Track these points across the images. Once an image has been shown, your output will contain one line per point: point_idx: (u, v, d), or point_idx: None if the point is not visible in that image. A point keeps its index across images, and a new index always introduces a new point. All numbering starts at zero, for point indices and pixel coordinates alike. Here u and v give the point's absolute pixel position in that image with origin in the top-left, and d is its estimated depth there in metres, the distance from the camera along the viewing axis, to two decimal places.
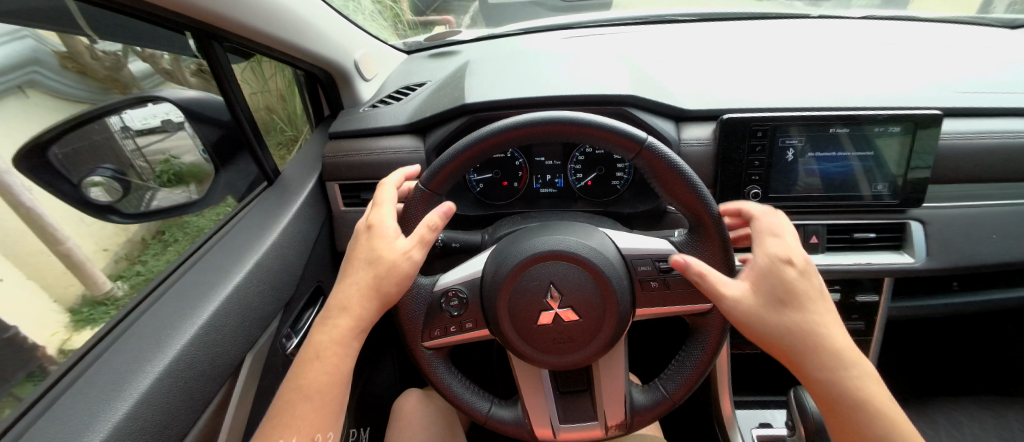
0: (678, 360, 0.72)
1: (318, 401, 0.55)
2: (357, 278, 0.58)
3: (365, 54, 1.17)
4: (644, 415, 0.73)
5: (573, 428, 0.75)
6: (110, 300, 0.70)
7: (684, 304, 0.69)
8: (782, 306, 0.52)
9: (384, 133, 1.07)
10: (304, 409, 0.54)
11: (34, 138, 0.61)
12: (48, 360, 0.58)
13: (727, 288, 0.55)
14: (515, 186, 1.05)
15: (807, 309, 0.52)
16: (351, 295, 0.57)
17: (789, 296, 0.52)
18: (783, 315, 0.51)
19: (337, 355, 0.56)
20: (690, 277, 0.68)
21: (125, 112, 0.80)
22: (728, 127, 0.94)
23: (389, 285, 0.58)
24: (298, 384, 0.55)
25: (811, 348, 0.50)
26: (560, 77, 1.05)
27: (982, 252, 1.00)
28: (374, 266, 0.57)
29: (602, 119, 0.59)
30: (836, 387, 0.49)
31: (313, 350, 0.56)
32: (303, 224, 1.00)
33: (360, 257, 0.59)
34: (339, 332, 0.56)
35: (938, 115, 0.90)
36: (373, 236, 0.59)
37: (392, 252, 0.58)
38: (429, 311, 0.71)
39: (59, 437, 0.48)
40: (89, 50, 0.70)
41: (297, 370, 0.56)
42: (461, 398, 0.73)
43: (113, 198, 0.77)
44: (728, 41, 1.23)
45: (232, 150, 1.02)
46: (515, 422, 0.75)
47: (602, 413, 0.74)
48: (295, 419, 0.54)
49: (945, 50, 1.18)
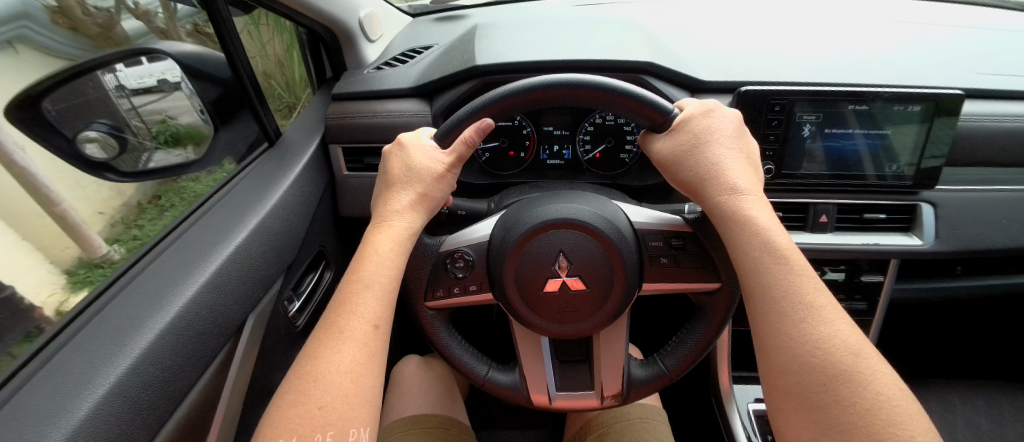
0: (679, 337, 0.72)
1: (365, 322, 0.49)
2: (404, 188, 0.59)
3: (371, 13, 1.13)
4: (641, 388, 0.73)
5: (569, 397, 0.76)
6: (106, 263, 0.68)
7: (691, 282, 0.68)
8: (691, 151, 0.55)
9: (389, 96, 1.04)
10: (352, 330, 0.48)
11: (26, 87, 0.59)
12: (44, 321, 0.56)
13: (657, 145, 0.59)
14: (522, 155, 1.03)
15: (736, 179, 0.52)
16: (401, 204, 0.59)
17: (719, 161, 0.53)
18: (704, 177, 0.53)
19: (383, 275, 0.53)
20: (701, 256, 0.68)
21: (119, 69, 0.77)
22: (745, 100, 0.91)
23: (434, 194, 0.61)
24: (342, 309, 0.49)
25: (732, 207, 0.51)
26: (573, 44, 1.01)
27: (990, 237, 1.00)
28: (415, 173, 0.60)
29: (624, 83, 0.57)
30: (756, 254, 0.48)
31: (356, 275, 0.52)
32: (306, 187, 0.98)
33: (397, 169, 0.61)
34: (383, 253, 0.54)
35: (960, 97, 0.87)
36: (407, 149, 0.62)
37: (433, 161, 0.60)
38: (434, 271, 0.71)
39: (57, 391, 0.47)
40: (80, 5, 0.69)
41: (338, 300, 0.51)
42: (460, 360, 0.73)
43: (109, 155, 0.75)
44: (747, 15, 1.19)
45: (232, 107, 0.98)
46: (512, 386, 0.75)
47: (599, 384, 0.74)
48: (342, 343, 0.46)
49: (967, 31, 1.14)
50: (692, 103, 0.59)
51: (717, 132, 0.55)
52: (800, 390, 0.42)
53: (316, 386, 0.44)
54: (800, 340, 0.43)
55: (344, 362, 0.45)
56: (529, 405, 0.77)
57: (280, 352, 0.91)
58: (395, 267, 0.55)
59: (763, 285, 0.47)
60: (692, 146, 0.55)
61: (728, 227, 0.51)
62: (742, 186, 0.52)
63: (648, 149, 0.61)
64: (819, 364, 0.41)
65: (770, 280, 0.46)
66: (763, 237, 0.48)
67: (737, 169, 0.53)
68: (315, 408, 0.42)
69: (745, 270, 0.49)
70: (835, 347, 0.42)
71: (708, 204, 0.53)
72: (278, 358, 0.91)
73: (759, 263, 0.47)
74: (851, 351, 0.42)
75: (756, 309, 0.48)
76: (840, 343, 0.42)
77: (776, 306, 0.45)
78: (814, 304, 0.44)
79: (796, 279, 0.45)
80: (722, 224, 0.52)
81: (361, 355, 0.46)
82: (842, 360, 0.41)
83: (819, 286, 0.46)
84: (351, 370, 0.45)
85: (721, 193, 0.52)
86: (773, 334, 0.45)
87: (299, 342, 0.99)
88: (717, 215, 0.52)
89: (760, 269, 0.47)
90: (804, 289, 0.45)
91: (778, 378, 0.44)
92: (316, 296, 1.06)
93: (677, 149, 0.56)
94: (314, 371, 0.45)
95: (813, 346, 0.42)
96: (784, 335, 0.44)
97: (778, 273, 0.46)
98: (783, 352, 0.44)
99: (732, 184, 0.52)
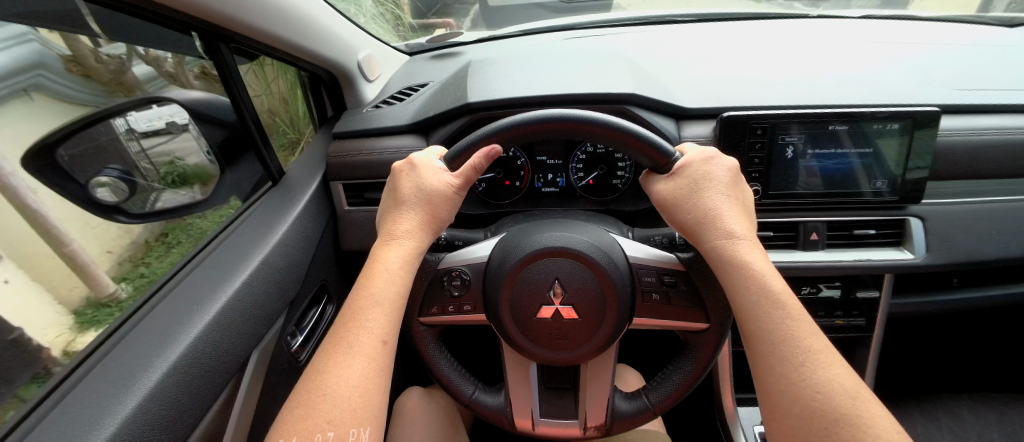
0: (665, 372, 0.73)
1: (374, 337, 0.51)
2: (412, 208, 0.62)
3: (368, 55, 1.18)
4: (625, 421, 0.73)
5: (552, 424, 0.76)
6: (113, 302, 0.71)
7: (680, 319, 0.70)
8: (692, 196, 0.57)
9: (388, 133, 1.08)
10: (361, 345, 0.50)
11: (41, 139, 0.63)
12: (52, 362, 0.58)
13: (658, 186, 0.61)
14: (517, 185, 1.06)
15: (732, 224, 0.54)
16: (408, 224, 0.61)
17: (716, 206, 0.55)
18: (702, 221, 0.55)
19: (392, 290, 0.55)
20: (691, 294, 0.70)
21: (131, 114, 0.81)
22: (729, 125, 0.95)
23: (439, 216, 0.63)
24: (351, 324, 0.52)
25: (727, 251, 0.53)
26: (562, 77, 1.06)
27: (981, 248, 1.02)
28: (424, 194, 0.62)
29: (635, 126, 0.60)
30: (752, 298, 0.50)
31: (365, 291, 0.55)
32: (307, 223, 1.00)
33: (408, 189, 0.63)
34: (392, 269, 0.57)
35: (937, 112, 0.90)
36: (419, 170, 0.64)
37: (441, 182, 0.63)
38: (432, 286, 0.73)
39: (70, 429, 0.49)
40: (93, 54, 0.71)
41: (347, 316, 0.53)
42: (448, 379, 0.74)
43: (119, 198, 0.78)
44: (729, 41, 1.24)
45: (238, 150, 1.02)
46: (497, 409, 0.76)
47: (583, 413, 0.75)
48: (351, 358, 0.49)
49: (941, 48, 1.18)
50: (693, 149, 0.61)
51: (715, 179, 0.57)
52: (802, 434, 0.43)
53: (325, 400, 0.45)
54: (800, 385, 0.44)
55: (353, 376, 0.47)
56: (512, 429, 0.77)
57: (282, 386, 0.92)
58: (403, 284, 0.57)
59: (761, 329, 0.48)
60: (691, 191, 0.57)
61: (726, 272, 0.53)
62: (738, 232, 0.54)
63: (650, 189, 0.63)
64: (821, 407, 0.42)
65: (767, 326, 0.48)
66: (759, 282, 0.50)
67: (733, 215, 0.55)
68: (324, 421, 0.44)
69: (743, 316, 0.51)
70: (833, 391, 0.43)
71: (705, 247, 0.56)
72: (281, 393, 0.92)
73: (756, 307, 0.49)
74: (850, 395, 0.43)
75: (755, 353, 0.49)
76: (839, 387, 0.43)
77: (775, 349, 0.47)
78: (811, 348, 0.46)
79: (793, 324, 0.47)
80: (719, 266, 0.54)
81: (369, 370, 0.49)
82: (842, 403, 0.42)
83: (817, 332, 0.48)
84: (360, 384, 0.47)
85: (716, 237, 0.54)
86: (774, 377, 0.46)
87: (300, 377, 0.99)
88: (714, 259, 0.54)
89: (758, 315, 0.49)
90: (803, 334, 0.46)
91: (781, 421, 0.45)
92: (319, 329, 1.07)
93: (677, 193, 0.58)
94: (323, 385, 0.47)
95: (813, 391, 0.43)
96: (785, 378, 0.45)
97: (774, 317, 0.48)
98: (785, 396, 0.45)
99: (728, 229, 0.54)
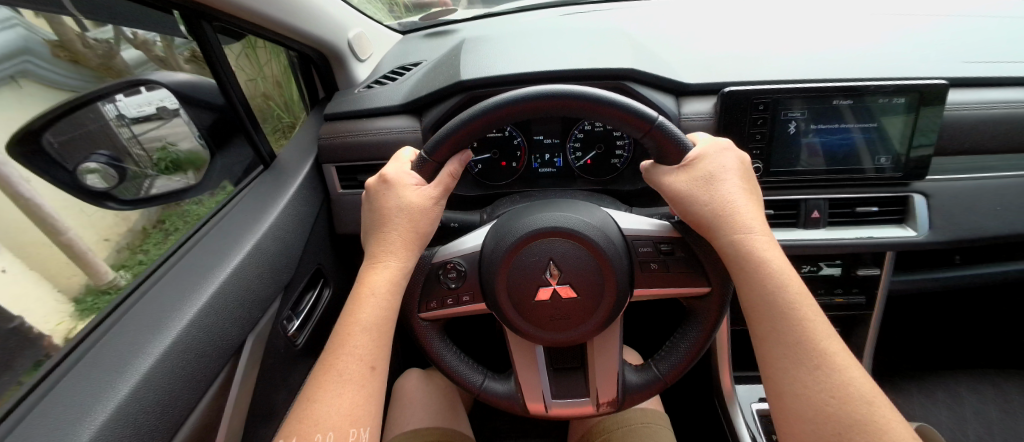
0: (673, 341, 0.74)
1: (362, 364, 0.51)
2: (393, 227, 0.60)
3: (359, 34, 1.14)
4: (638, 393, 0.74)
5: (565, 405, 0.75)
6: (113, 289, 0.69)
7: (681, 285, 0.69)
8: (708, 188, 0.56)
9: (381, 114, 1.05)
10: (350, 374, 0.50)
11: (26, 122, 0.61)
12: (52, 348, 0.58)
13: (668, 177, 0.59)
14: (514, 165, 1.04)
15: (748, 218, 0.54)
16: (393, 243, 0.60)
17: (732, 198, 0.54)
18: (719, 213, 0.54)
19: (380, 316, 0.55)
20: (689, 260, 0.69)
21: (119, 99, 0.79)
22: (730, 100, 0.92)
23: (423, 228, 0.62)
24: (339, 351, 0.52)
25: (743, 249, 0.52)
26: (560, 54, 1.02)
27: (984, 224, 1.00)
28: (403, 211, 0.60)
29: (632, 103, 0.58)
30: (770, 301, 0.49)
31: (353, 317, 0.54)
32: (301, 207, 0.99)
33: (386, 207, 0.61)
34: (379, 294, 0.56)
35: (944, 86, 0.88)
36: (395, 187, 0.62)
37: (420, 195, 0.61)
38: (427, 283, 0.73)
39: (62, 416, 0.48)
40: (80, 37, 0.69)
41: (336, 341, 0.53)
42: (455, 369, 0.74)
43: (109, 184, 0.76)
44: (733, 15, 1.20)
45: (228, 133, 1.00)
46: (507, 396, 0.76)
47: (594, 391, 0.74)
48: (340, 388, 0.49)
49: (951, 19, 1.15)
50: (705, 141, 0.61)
51: (728, 171, 0.57)
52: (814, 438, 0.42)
53: (316, 431, 0.46)
54: (816, 389, 0.44)
55: (341, 408, 0.48)
56: (526, 414, 0.77)
57: (280, 371, 0.92)
58: (392, 308, 0.57)
59: (778, 331, 0.48)
60: (706, 183, 0.56)
61: (742, 269, 0.52)
62: (754, 227, 0.53)
63: (656, 180, 0.61)
64: (836, 413, 0.42)
65: (783, 328, 0.47)
66: (776, 283, 0.49)
67: (746, 207, 0.55)
68: None
69: (758, 316, 0.50)
70: (849, 396, 0.42)
71: (720, 242, 0.55)
72: (278, 377, 0.92)
73: (773, 309, 0.48)
74: (865, 400, 0.42)
75: (767, 355, 0.49)
76: (856, 392, 0.43)
77: (792, 353, 0.46)
78: (827, 351, 0.45)
79: (808, 327, 0.47)
80: (735, 263, 0.53)
81: (358, 400, 0.49)
82: (857, 409, 0.42)
83: (833, 336, 0.48)
84: (349, 414, 0.48)
85: (732, 231, 0.53)
86: (789, 381, 0.46)
87: (299, 361, 0.99)
88: (730, 255, 0.54)
89: (774, 317, 0.48)
90: (818, 338, 0.46)
91: (792, 424, 0.44)
92: (316, 313, 1.07)
93: (692, 185, 0.57)
94: (313, 415, 0.47)
95: (828, 394, 0.43)
96: (799, 382, 0.45)
97: (789, 320, 0.47)
98: (799, 399, 0.44)
99: (744, 223, 0.53)
